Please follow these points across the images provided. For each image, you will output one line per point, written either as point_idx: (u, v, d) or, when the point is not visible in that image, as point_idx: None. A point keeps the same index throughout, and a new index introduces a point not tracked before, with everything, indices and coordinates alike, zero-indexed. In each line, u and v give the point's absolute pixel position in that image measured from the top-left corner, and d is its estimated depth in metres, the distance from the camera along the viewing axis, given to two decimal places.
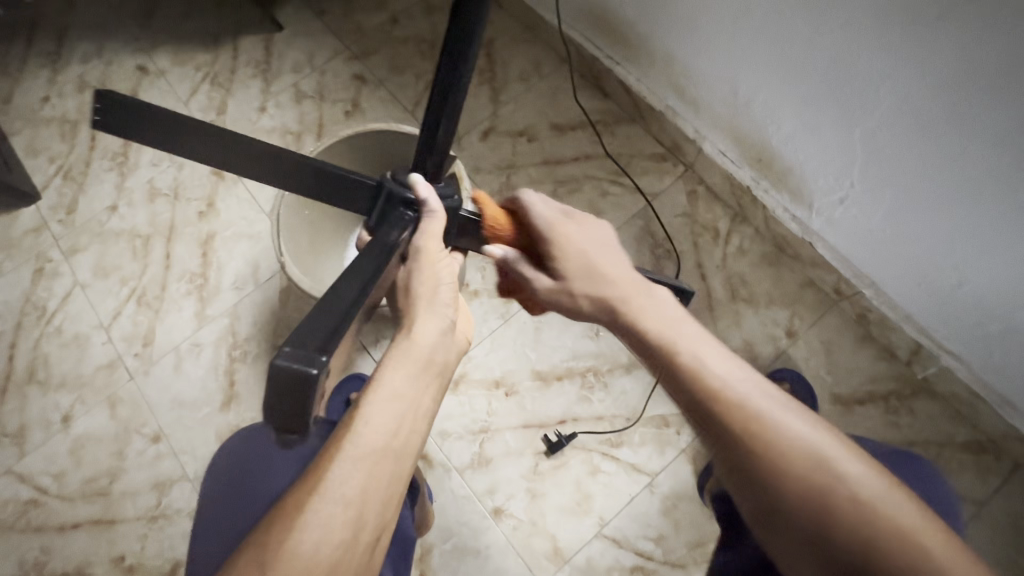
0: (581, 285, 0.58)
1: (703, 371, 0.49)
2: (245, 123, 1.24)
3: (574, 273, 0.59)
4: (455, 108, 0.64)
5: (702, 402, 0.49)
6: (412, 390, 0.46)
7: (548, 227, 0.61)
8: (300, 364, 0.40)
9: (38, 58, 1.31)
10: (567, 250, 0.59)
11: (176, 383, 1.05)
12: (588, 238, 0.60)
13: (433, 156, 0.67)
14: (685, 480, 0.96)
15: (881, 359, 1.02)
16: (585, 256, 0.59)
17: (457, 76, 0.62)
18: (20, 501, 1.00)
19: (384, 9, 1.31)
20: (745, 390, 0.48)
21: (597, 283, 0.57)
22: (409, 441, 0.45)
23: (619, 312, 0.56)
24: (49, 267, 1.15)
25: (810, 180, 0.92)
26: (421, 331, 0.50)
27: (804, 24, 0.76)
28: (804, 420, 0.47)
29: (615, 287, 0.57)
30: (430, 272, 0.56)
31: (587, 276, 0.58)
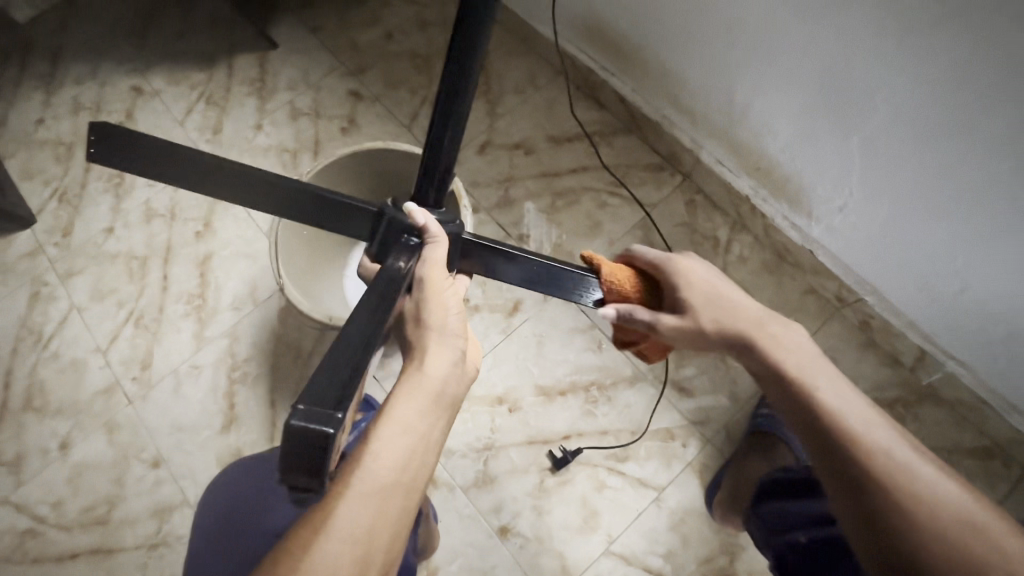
0: (708, 316, 0.61)
1: (830, 407, 0.53)
2: (241, 141, 1.23)
3: (699, 306, 0.62)
4: (458, 128, 0.64)
5: (825, 424, 0.52)
6: (423, 423, 0.46)
7: (670, 266, 0.65)
8: (318, 422, 0.39)
9: (32, 81, 1.31)
10: (691, 285, 0.63)
11: (175, 407, 1.04)
12: (706, 275, 0.64)
13: (435, 178, 0.66)
14: (692, 494, 0.95)
15: (886, 365, 1.01)
16: (712, 290, 0.62)
17: (460, 97, 0.61)
18: (17, 532, 0.99)
19: (379, 24, 1.31)
20: (867, 421, 0.52)
21: (725, 314, 0.61)
22: (418, 475, 0.44)
23: (754, 342, 0.59)
24: (45, 291, 1.13)
25: (809, 189, 0.92)
26: (432, 362, 0.50)
27: (798, 35, 0.76)
28: (919, 453, 0.50)
29: (742, 319, 0.60)
30: (436, 300, 0.56)
31: (716, 309, 0.61)
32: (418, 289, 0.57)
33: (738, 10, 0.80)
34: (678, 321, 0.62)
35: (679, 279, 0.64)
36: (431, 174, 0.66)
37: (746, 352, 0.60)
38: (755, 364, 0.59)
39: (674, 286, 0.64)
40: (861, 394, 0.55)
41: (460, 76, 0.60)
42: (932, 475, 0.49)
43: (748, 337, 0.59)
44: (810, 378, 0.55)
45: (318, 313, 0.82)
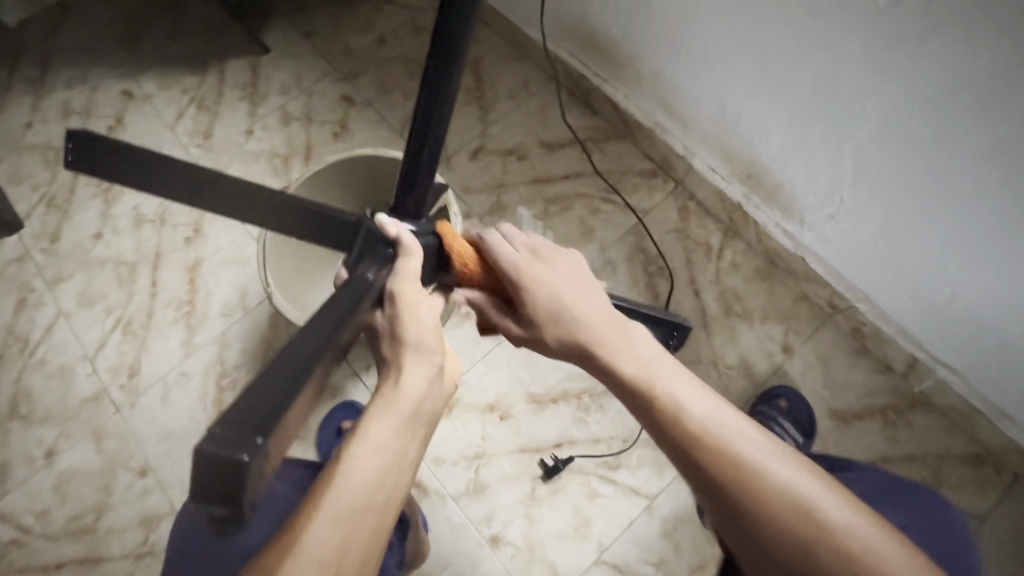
0: (553, 330, 0.56)
1: (687, 419, 0.48)
2: (232, 146, 1.23)
3: (543, 319, 0.56)
4: (438, 135, 0.63)
5: (684, 443, 0.47)
6: (398, 442, 0.46)
7: (515, 271, 0.58)
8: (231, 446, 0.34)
9: (21, 85, 1.30)
10: (533, 296, 0.57)
11: (163, 414, 1.03)
12: (556, 280, 0.57)
13: (416, 187, 0.66)
14: (684, 502, 0.94)
15: (877, 372, 1.01)
16: (555, 298, 0.56)
17: (439, 105, 0.60)
18: (2, 542, 0.97)
19: (372, 29, 1.30)
20: (725, 433, 0.47)
21: (567, 327, 0.55)
22: (392, 495, 0.44)
23: (598, 357, 0.54)
24: (32, 297, 1.12)
25: (800, 197, 0.92)
26: (409, 379, 0.50)
27: (789, 43, 0.76)
28: (784, 463, 0.45)
29: (586, 332, 0.55)
30: (414, 316, 0.55)
31: (557, 323, 0.56)
32: (394, 303, 0.57)
33: (729, 18, 0.80)
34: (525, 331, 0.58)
35: (525, 288, 0.57)
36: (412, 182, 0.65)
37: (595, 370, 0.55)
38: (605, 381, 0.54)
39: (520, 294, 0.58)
40: (702, 387, 0.51)
41: (440, 83, 0.59)
42: (791, 473, 0.44)
43: (589, 353, 0.54)
44: (663, 387, 0.50)
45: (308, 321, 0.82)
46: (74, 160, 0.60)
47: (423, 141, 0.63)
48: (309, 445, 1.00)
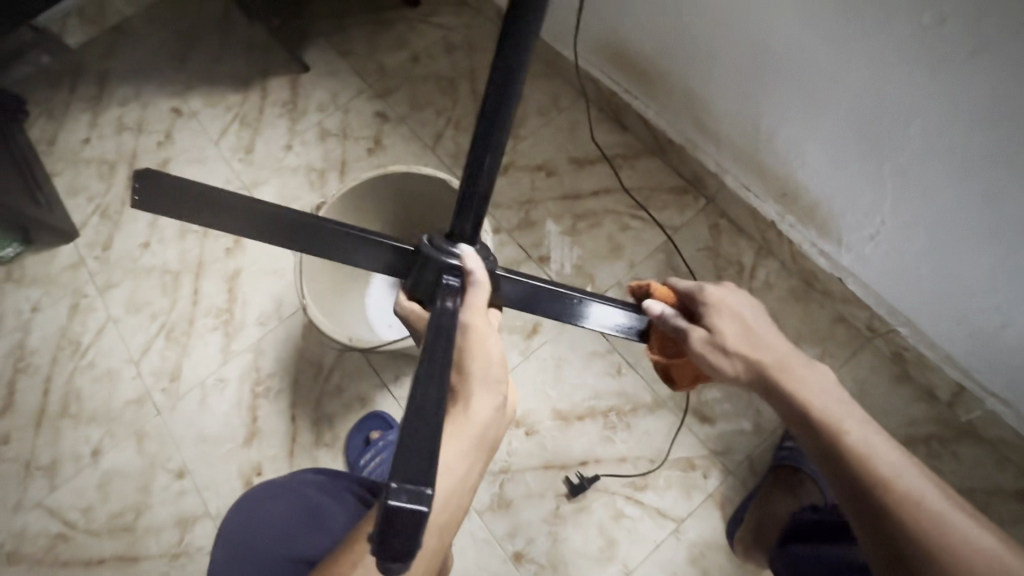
0: (745, 348, 0.60)
1: (873, 459, 0.50)
2: (272, 161, 1.27)
3: (731, 334, 0.60)
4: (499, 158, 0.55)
5: (843, 456, 0.51)
6: (461, 468, 0.53)
7: (705, 292, 0.64)
8: (413, 487, 0.33)
9: (80, 102, 1.38)
10: (726, 314, 0.62)
11: (200, 419, 1.07)
12: (744, 308, 0.63)
13: (473, 215, 0.58)
14: (712, 527, 0.92)
15: (920, 400, 0.97)
16: (742, 317, 0.62)
17: (504, 122, 0.53)
18: (49, 536, 1.02)
19: (406, 48, 1.34)
20: (880, 453, 0.50)
21: (758, 350, 0.59)
22: (452, 511, 0.53)
23: (779, 373, 0.58)
24: (84, 303, 1.18)
25: (839, 217, 0.90)
26: (477, 407, 0.55)
27: (826, 61, 0.75)
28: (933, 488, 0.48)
29: (772, 359, 0.59)
30: (482, 348, 0.56)
31: (747, 341, 0.60)
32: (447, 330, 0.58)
33: (764, 36, 0.79)
34: (710, 339, 0.61)
35: (720, 307, 0.62)
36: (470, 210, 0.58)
37: (779, 391, 0.57)
38: (783, 408, 0.57)
39: (712, 309, 0.62)
40: (889, 436, 0.52)
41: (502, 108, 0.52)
42: (964, 524, 0.46)
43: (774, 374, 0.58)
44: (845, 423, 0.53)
45: (340, 334, 0.85)
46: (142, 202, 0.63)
47: (482, 165, 0.55)
48: (338, 454, 1.03)
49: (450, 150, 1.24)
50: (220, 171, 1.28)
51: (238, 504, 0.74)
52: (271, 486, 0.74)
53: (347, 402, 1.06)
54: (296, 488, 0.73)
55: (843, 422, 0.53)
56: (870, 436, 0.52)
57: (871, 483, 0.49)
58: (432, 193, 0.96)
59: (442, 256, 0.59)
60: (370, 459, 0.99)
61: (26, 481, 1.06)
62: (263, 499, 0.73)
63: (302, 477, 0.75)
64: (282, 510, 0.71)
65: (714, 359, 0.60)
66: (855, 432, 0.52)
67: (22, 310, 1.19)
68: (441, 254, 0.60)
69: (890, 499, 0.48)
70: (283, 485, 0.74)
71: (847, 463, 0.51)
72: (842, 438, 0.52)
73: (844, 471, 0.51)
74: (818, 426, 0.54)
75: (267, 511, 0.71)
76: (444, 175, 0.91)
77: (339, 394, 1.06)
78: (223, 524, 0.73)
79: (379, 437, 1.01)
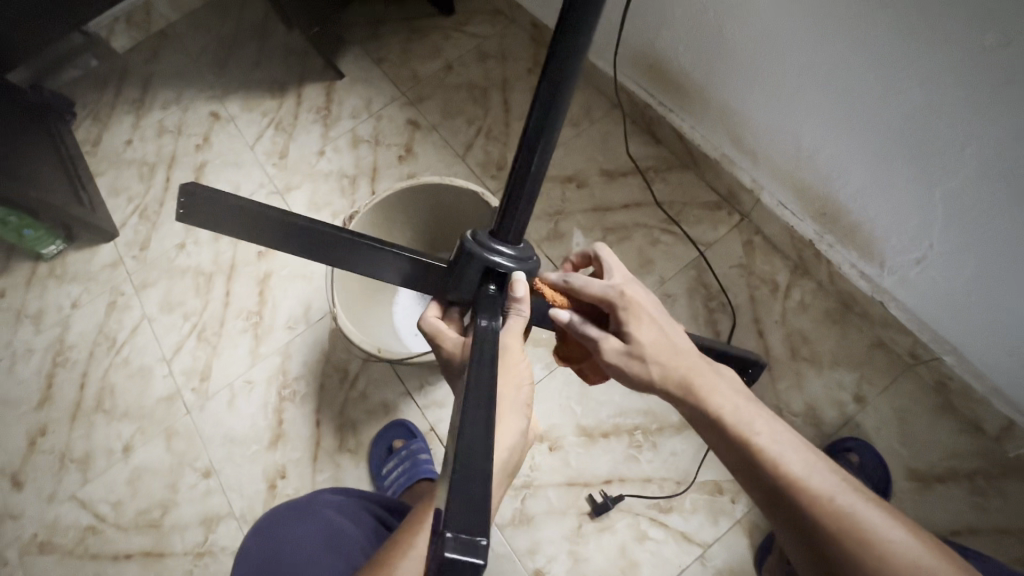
0: (655, 354, 0.58)
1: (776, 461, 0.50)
2: (305, 166, 1.29)
3: (643, 343, 0.58)
4: (547, 159, 0.54)
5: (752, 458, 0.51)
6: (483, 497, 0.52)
7: (620, 293, 0.60)
8: (468, 538, 0.31)
9: (124, 105, 1.42)
10: (636, 319, 0.59)
11: (228, 419, 1.08)
12: (649, 306, 0.60)
13: (518, 215, 0.57)
14: (739, 555, 0.89)
15: (965, 432, 0.92)
16: (654, 320, 0.60)
17: (554, 125, 0.52)
18: (80, 528, 1.05)
19: (439, 56, 1.35)
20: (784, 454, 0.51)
21: (666, 357, 0.58)
22: None
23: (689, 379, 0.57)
24: (121, 301, 1.22)
25: (882, 239, 0.87)
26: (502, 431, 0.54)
27: (875, 80, 0.72)
28: (839, 481, 0.49)
29: (681, 365, 0.58)
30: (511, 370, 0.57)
31: (656, 348, 0.58)
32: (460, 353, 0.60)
33: (810, 54, 0.77)
34: (621, 348, 0.59)
35: (627, 313, 0.59)
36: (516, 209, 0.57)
37: (691, 399, 0.57)
38: (695, 412, 0.57)
39: (623, 317, 0.59)
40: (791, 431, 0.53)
41: (555, 94, 0.50)
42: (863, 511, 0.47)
43: (684, 383, 0.57)
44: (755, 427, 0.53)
45: (368, 344, 0.85)
46: (187, 216, 0.61)
47: (531, 166, 0.54)
48: (360, 461, 1.03)
49: (480, 159, 1.24)
50: (255, 175, 1.30)
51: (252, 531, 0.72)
52: (288, 506, 0.72)
53: (371, 409, 1.06)
54: (317, 505, 0.71)
55: (752, 426, 0.53)
56: (778, 437, 0.52)
57: (780, 486, 0.49)
58: (463, 204, 0.96)
59: (487, 253, 0.58)
60: (392, 468, 0.97)
61: (61, 473, 1.09)
62: (282, 517, 0.70)
63: (322, 497, 0.73)
64: (302, 525, 0.68)
65: (630, 372, 0.59)
66: (764, 435, 0.52)
67: (63, 306, 1.23)
68: (484, 251, 0.58)
69: (795, 499, 0.48)
70: (302, 503, 0.72)
71: (760, 468, 0.51)
72: (754, 444, 0.52)
73: (760, 476, 0.51)
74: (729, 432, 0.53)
75: (286, 529, 0.68)
76: (475, 187, 0.91)
77: (363, 400, 1.07)
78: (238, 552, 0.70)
79: (402, 446, 1.00)
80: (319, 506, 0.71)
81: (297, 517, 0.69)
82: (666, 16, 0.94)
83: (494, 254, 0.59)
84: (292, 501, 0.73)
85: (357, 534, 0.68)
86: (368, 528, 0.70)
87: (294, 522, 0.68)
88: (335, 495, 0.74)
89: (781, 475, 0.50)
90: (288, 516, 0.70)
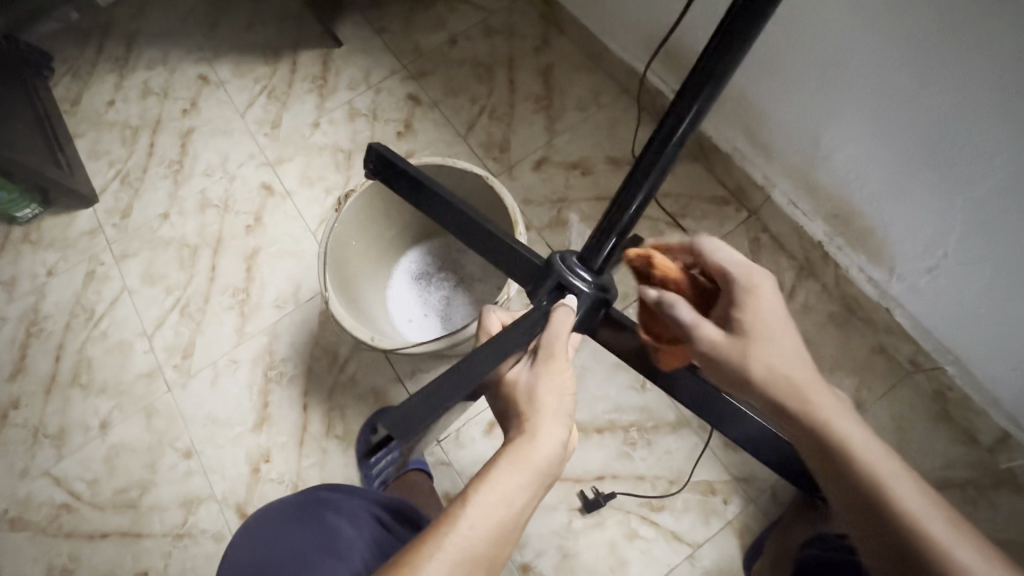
0: (759, 354, 0.55)
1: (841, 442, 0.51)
2: (298, 137, 1.23)
3: (755, 333, 0.56)
4: (688, 134, 0.58)
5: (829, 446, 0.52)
6: (521, 496, 0.48)
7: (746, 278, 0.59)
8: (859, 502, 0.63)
9: (107, 63, 1.35)
10: (757, 311, 0.57)
11: (211, 399, 1.05)
12: (781, 309, 0.58)
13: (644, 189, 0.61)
14: (729, 556, 0.88)
15: (959, 442, 0.92)
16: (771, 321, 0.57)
17: (707, 99, 0.55)
18: (53, 505, 1.01)
19: (443, 29, 1.29)
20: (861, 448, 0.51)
21: (776, 360, 0.55)
22: (502, 552, 0.46)
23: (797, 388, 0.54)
24: (100, 271, 1.16)
25: (894, 244, 0.85)
26: (544, 436, 0.51)
27: (906, 80, 0.69)
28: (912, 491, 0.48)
29: (796, 374, 0.55)
30: (559, 381, 0.56)
31: (765, 342, 0.56)
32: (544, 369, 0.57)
33: (839, 48, 0.73)
34: (725, 338, 0.57)
35: (751, 297, 0.58)
36: (643, 176, 0.60)
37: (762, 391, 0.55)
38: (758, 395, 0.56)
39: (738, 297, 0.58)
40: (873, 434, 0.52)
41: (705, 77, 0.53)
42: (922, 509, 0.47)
43: (797, 396, 0.54)
44: (851, 437, 0.51)
45: (363, 332, 0.81)
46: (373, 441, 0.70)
47: (669, 141, 0.58)
48: (348, 448, 1.00)
49: (482, 140, 1.19)
50: (245, 145, 1.24)
51: (243, 533, 0.64)
52: (286, 508, 0.66)
53: (360, 393, 1.03)
54: (317, 508, 0.65)
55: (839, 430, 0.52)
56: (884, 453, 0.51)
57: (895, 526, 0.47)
58: (464, 187, 0.91)
59: (568, 276, 0.67)
60: None
61: (34, 448, 1.04)
62: (279, 519, 0.63)
63: (320, 496, 0.67)
64: (300, 527, 0.61)
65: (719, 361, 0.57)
66: (859, 444, 0.51)
67: (38, 274, 1.17)
68: (567, 273, 0.67)
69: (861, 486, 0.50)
70: (302, 506, 0.65)
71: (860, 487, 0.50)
72: (881, 479, 0.49)
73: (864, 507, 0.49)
74: (832, 455, 0.52)
75: (283, 534, 0.61)
76: (480, 170, 0.86)
77: (352, 385, 1.03)
78: (225, 552, 0.62)
79: None
80: (319, 511, 0.64)
81: (290, 523, 0.62)
82: (717, 18, 0.85)
83: (577, 278, 0.67)
84: (288, 502, 0.67)
85: (354, 537, 0.61)
86: (366, 531, 0.64)
87: (287, 529, 0.61)
88: (333, 492, 0.69)
89: (887, 502, 0.48)
90: (281, 522, 0.63)
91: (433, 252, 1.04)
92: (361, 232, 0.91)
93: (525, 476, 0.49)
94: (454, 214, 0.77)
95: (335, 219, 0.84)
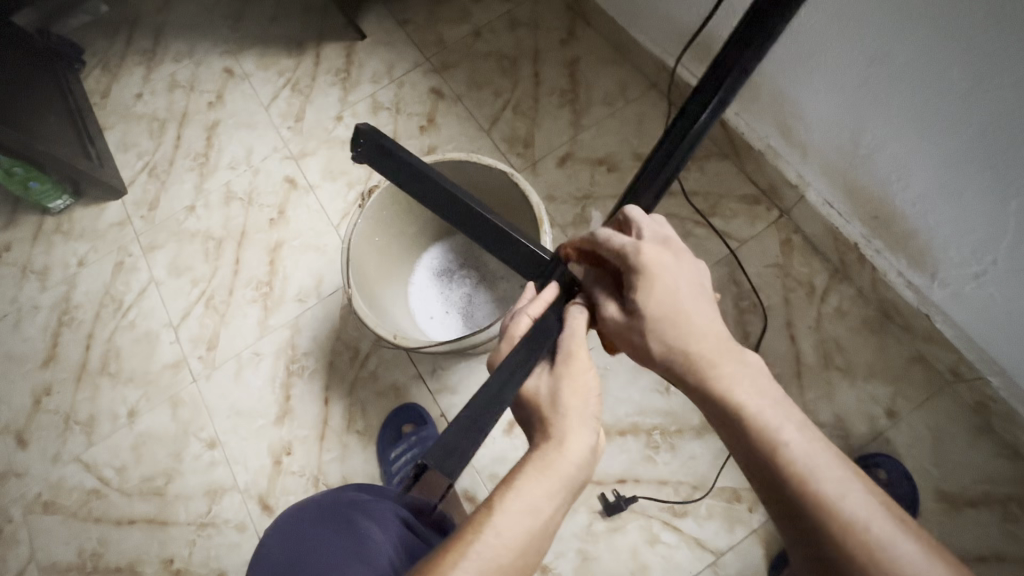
0: (657, 328, 0.50)
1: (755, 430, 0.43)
2: (321, 131, 1.23)
3: (652, 313, 0.50)
4: (705, 131, 0.55)
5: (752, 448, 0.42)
6: (549, 505, 0.46)
7: (639, 254, 0.52)
8: None
9: (135, 55, 1.36)
10: (650, 289, 0.51)
11: (236, 391, 1.06)
12: (676, 276, 0.52)
13: (659, 180, 0.58)
14: (754, 566, 0.86)
15: (1000, 456, 0.88)
16: (673, 296, 0.50)
17: (731, 88, 0.53)
18: (83, 490, 1.03)
19: (467, 21, 1.27)
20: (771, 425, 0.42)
21: (673, 339, 0.49)
22: (530, 563, 0.44)
23: (701, 368, 0.47)
24: (128, 262, 1.18)
25: (938, 249, 0.81)
26: (571, 443, 0.49)
27: (958, 75, 0.65)
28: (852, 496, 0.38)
29: (701, 350, 0.48)
30: (581, 382, 0.53)
31: (672, 320, 0.50)
32: (565, 375, 0.53)
33: (887, 43, 0.69)
34: (624, 319, 0.53)
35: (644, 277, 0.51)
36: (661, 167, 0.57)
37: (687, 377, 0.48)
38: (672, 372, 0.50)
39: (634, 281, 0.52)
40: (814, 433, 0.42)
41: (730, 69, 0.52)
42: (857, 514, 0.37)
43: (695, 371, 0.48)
44: (750, 409, 0.43)
45: (385, 330, 0.80)
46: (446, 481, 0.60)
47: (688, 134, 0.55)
48: (368, 443, 1.00)
49: (506, 134, 1.17)
50: (268, 138, 1.24)
51: (270, 539, 0.63)
52: (313, 512, 0.65)
53: (381, 389, 1.03)
54: (344, 510, 0.64)
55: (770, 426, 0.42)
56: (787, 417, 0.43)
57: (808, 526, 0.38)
58: (489, 184, 0.90)
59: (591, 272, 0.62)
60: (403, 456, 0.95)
61: (65, 434, 1.07)
62: (307, 522, 0.63)
63: (348, 499, 0.67)
64: (329, 529, 0.61)
65: (620, 339, 0.54)
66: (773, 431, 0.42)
67: (70, 263, 1.20)
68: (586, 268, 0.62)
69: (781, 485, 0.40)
70: (329, 510, 0.65)
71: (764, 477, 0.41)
72: (777, 450, 0.41)
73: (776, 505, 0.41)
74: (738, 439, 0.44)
75: (312, 538, 0.60)
76: (505, 166, 0.84)
77: (373, 380, 1.03)
78: (254, 558, 0.62)
79: (413, 431, 0.97)
80: (346, 513, 0.64)
81: (319, 526, 0.62)
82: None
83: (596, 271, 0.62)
84: (312, 507, 0.67)
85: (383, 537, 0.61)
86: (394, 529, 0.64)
87: (315, 533, 0.61)
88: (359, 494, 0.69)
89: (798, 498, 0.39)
90: (307, 528, 0.62)
91: (455, 248, 1.03)
92: (384, 226, 0.91)
93: (553, 483, 0.47)
94: (466, 213, 0.71)
95: (359, 213, 0.84)
